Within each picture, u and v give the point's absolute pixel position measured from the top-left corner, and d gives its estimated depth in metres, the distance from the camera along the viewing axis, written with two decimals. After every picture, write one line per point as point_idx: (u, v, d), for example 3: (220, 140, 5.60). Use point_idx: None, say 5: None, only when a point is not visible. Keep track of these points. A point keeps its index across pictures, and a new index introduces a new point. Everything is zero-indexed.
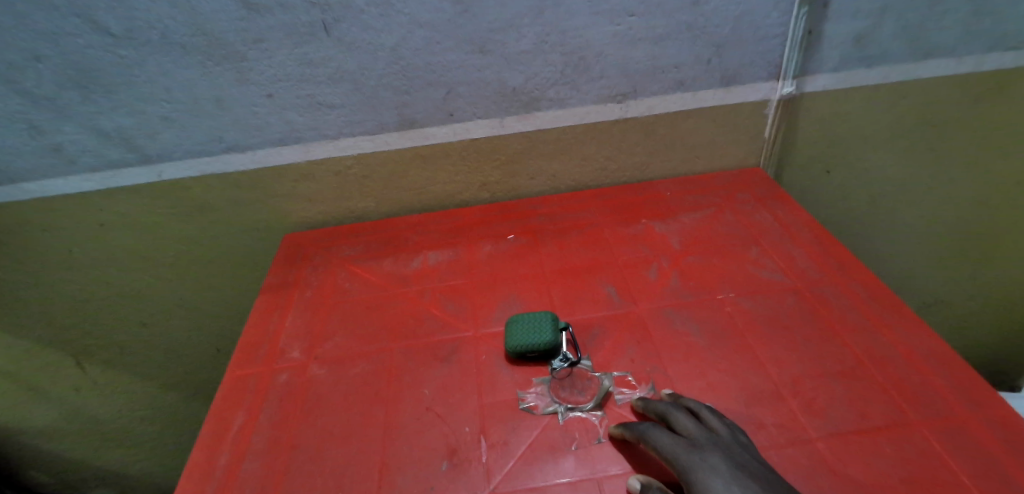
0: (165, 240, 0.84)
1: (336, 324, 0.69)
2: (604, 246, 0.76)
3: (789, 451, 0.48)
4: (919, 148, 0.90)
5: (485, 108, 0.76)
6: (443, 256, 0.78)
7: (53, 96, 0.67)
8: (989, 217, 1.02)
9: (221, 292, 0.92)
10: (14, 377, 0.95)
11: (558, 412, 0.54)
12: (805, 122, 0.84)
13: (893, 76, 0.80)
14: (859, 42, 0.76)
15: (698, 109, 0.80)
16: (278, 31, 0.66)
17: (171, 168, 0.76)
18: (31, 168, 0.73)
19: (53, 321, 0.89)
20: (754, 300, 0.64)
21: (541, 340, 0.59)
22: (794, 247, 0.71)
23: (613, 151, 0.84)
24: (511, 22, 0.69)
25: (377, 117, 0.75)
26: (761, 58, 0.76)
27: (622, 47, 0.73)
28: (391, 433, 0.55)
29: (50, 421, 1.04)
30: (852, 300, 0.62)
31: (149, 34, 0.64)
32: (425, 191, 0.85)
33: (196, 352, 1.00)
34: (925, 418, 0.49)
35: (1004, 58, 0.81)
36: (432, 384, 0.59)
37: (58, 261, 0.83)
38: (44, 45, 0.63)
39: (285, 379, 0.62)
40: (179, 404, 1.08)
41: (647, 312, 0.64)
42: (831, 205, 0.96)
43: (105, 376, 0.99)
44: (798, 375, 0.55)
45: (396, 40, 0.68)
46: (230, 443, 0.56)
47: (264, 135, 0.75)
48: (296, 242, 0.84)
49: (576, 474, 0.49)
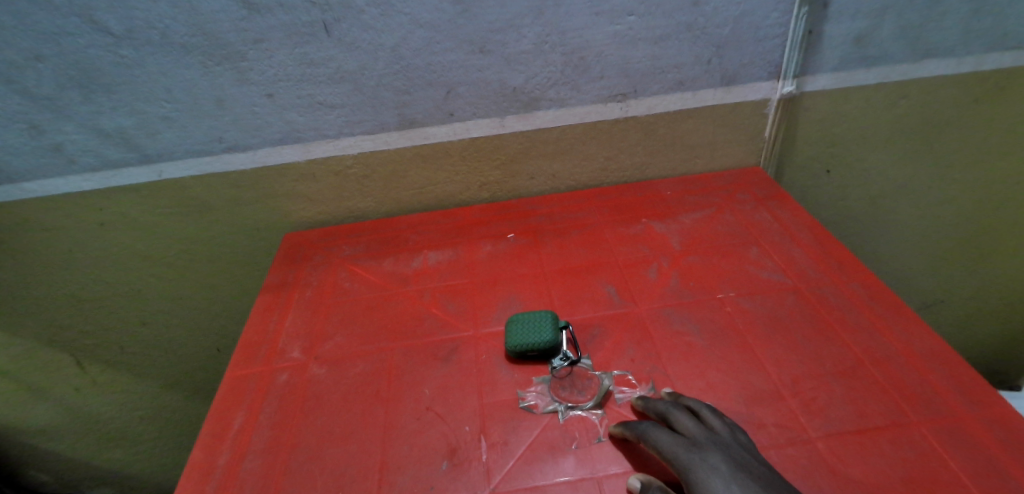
0: (165, 239, 0.84)
1: (336, 324, 0.69)
2: (604, 246, 0.76)
3: (789, 451, 0.49)
4: (920, 148, 0.90)
5: (484, 108, 0.77)
6: (443, 256, 0.78)
7: (54, 96, 0.68)
8: (990, 216, 1.01)
9: (220, 292, 0.93)
10: (16, 375, 0.96)
11: (558, 411, 0.55)
12: (805, 122, 0.84)
13: (894, 75, 0.80)
14: (860, 41, 0.76)
15: (698, 108, 0.80)
16: (279, 32, 0.66)
17: (171, 167, 0.76)
18: (31, 167, 0.74)
19: (56, 319, 0.90)
20: (754, 300, 0.64)
21: (541, 340, 0.59)
22: (793, 247, 0.71)
23: (613, 151, 0.84)
24: (510, 23, 0.69)
25: (377, 117, 0.76)
26: (761, 58, 0.76)
27: (622, 47, 0.73)
28: (391, 432, 0.55)
29: (52, 420, 1.05)
30: (852, 300, 0.62)
31: (150, 34, 0.65)
32: (425, 191, 0.85)
33: (197, 351, 1.01)
34: (925, 417, 0.49)
35: (1006, 57, 0.80)
36: (432, 383, 0.59)
37: (60, 260, 0.83)
38: (45, 45, 0.64)
39: (286, 378, 0.63)
40: (179, 403, 1.09)
41: (645, 312, 0.65)
42: (831, 205, 0.96)
43: (106, 374, 1.00)
44: (797, 375, 0.55)
45: (396, 41, 0.69)
46: (231, 442, 0.57)
47: (264, 135, 0.75)
48: (297, 242, 0.85)
49: (575, 473, 0.49)
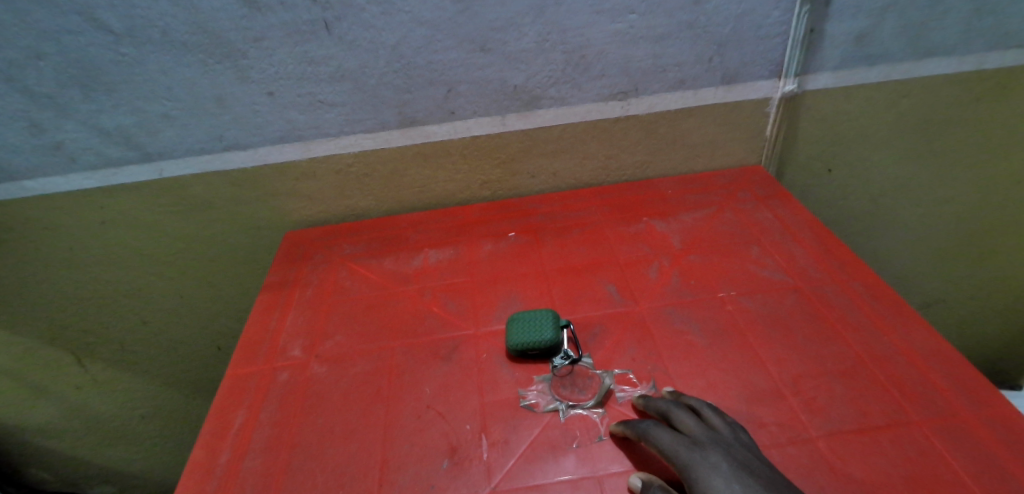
0: (166, 238, 0.84)
1: (337, 323, 0.69)
2: (604, 244, 0.76)
3: (790, 450, 0.49)
4: (921, 147, 0.90)
5: (485, 106, 0.76)
6: (443, 255, 0.78)
7: (54, 94, 0.68)
8: (991, 216, 1.01)
9: (221, 291, 0.93)
10: (16, 373, 0.96)
11: (558, 410, 0.55)
12: (806, 120, 0.84)
13: (895, 75, 0.80)
14: (861, 40, 0.75)
15: (699, 107, 0.80)
16: (279, 30, 0.66)
17: (172, 166, 0.76)
18: (32, 165, 0.73)
19: (57, 318, 0.90)
20: (754, 299, 0.64)
21: (541, 338, 0.59)
22: (794, 246, 0.71)
23: (613, 149, 0.84)
24: (511, 21, 0.68)
25: (377, 116, 0.76)
26: (763, 57, 0.76)
27: (623, 46, 0.73)
28: (391, 431, 0.55)
29: (52, 418, 1.05)
30: (852, 299, 0.62)
31: (150, 32, 0.65)
32: (425, 189, 0.85)
33: (198, 350, 1.01)
34: (926, 417, 0.49)
35: (1007, 56, 0.80)
36: (432, 382, 0.59)
37: (60, 259, 0.83)
38: (45, 43, 0.64)
39: (286, 377, 0.63)
40: (179, 401, 1.09)
41: (646, 311, 0.65)
42: (831, 204, 0.96)
43: (107, 372, 1.00)
44: (798, 374, 0.55)
45: (396, 39, 0.68)
46: (232, 440, 0.57)
47: (264, 134, 0.75)
48: (297, 240, 0.85)
49: (576, 472, 0.49)
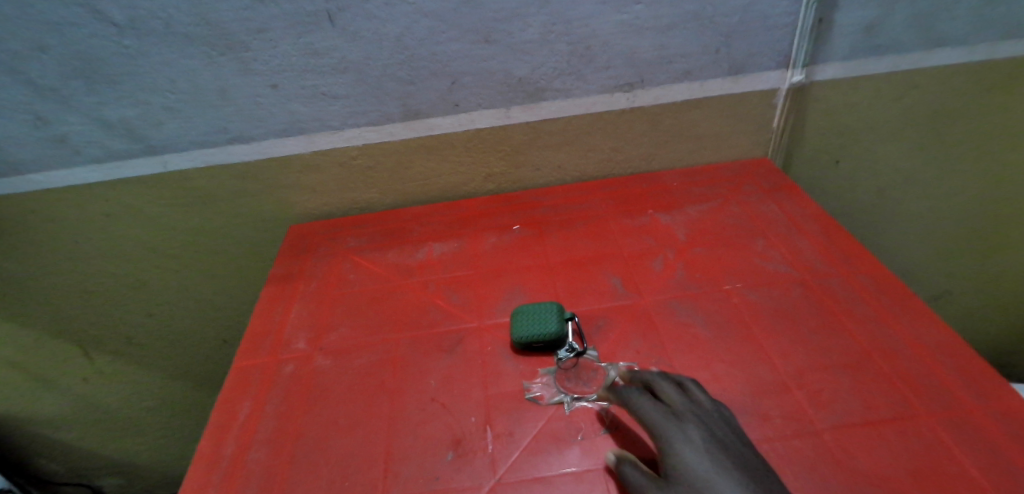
0: (172, 231, 0.84)
1: (340, 315, 0.69)
2: (609, 237, 0.76)
3: (795, 443, 0.48)
4: (929, 139, 0.89)
5: (489, 98, 0.76)
6: (447, 247, 0.78)
7: (58, 87, 0.68)
8: (999, 208, 1.00)
9: (225, 284, 0.93)
10: (22, 366, 0.96)
11: (564, 402, 0.55)
12: (813, 112, 0.83)
13: (903, 65, 0.79)
14: (870, 31, 0.74)
15: (705, 99, 0.79)
16: (283, 22, 0.65)
17: (176, 157, 0.76)
18: (35, 159, 0.74)
19: (64, 310, 0.91)
20: (760, 292, 0.64)
21: (546, 330, 0.59)
22: (800, 239, 0.71)
23: (618, 142, 0.83)
24: (515, 12, 0.68)
25: (381, 107, 0.75)
26: (769, 48, 0.75)
27: (629, 36, 0.72)
28: (395, 423, 0.55)
29: (59, 410, 1.05)
30: (859, 292, 0.62)
31: (153, 23, 0.64)
32: (429, 182, 0.85)
33: (202, 342, 1.01)
34: (934, 410, 0.49)
35: (1017, 47, 0.79)
36: (436, 375, 0.59)
37: (64, 251, 0.84)
38: (48, 35, 0.63)
39: (291, 369, 0.63)
40: (186, 393, 1.09)
41: (650, 304, 0.64)
42: (838, 196, 0.95)
43: (111, 364, 1.00)
44: (803, 367, 0.55)
45: (400, 30, 0.68)
46: (237, 431, 0.57)
47: (268, 126, 0.75)
48: (301, 234, 0.84)
49: (581, 464, 0.49)
